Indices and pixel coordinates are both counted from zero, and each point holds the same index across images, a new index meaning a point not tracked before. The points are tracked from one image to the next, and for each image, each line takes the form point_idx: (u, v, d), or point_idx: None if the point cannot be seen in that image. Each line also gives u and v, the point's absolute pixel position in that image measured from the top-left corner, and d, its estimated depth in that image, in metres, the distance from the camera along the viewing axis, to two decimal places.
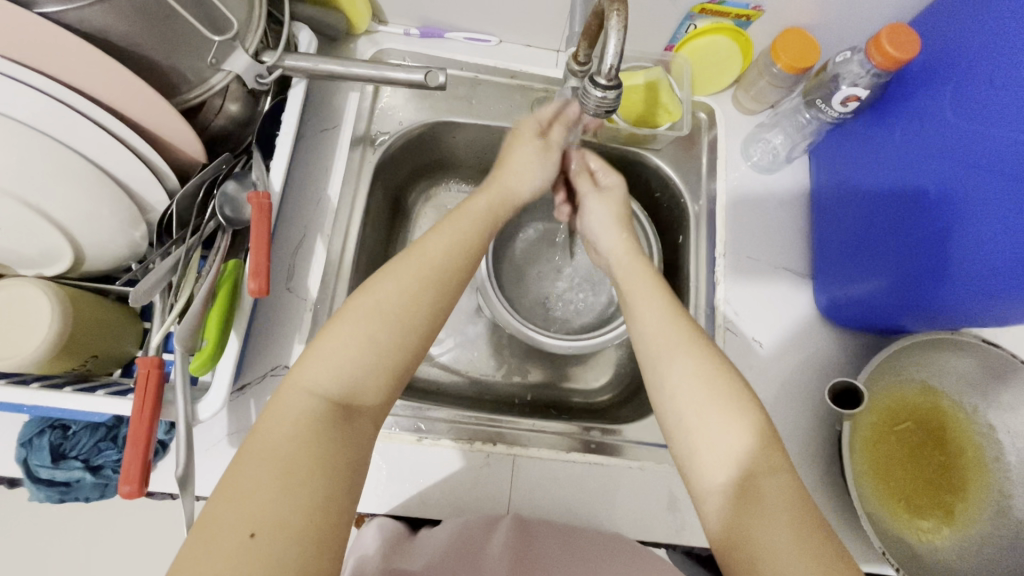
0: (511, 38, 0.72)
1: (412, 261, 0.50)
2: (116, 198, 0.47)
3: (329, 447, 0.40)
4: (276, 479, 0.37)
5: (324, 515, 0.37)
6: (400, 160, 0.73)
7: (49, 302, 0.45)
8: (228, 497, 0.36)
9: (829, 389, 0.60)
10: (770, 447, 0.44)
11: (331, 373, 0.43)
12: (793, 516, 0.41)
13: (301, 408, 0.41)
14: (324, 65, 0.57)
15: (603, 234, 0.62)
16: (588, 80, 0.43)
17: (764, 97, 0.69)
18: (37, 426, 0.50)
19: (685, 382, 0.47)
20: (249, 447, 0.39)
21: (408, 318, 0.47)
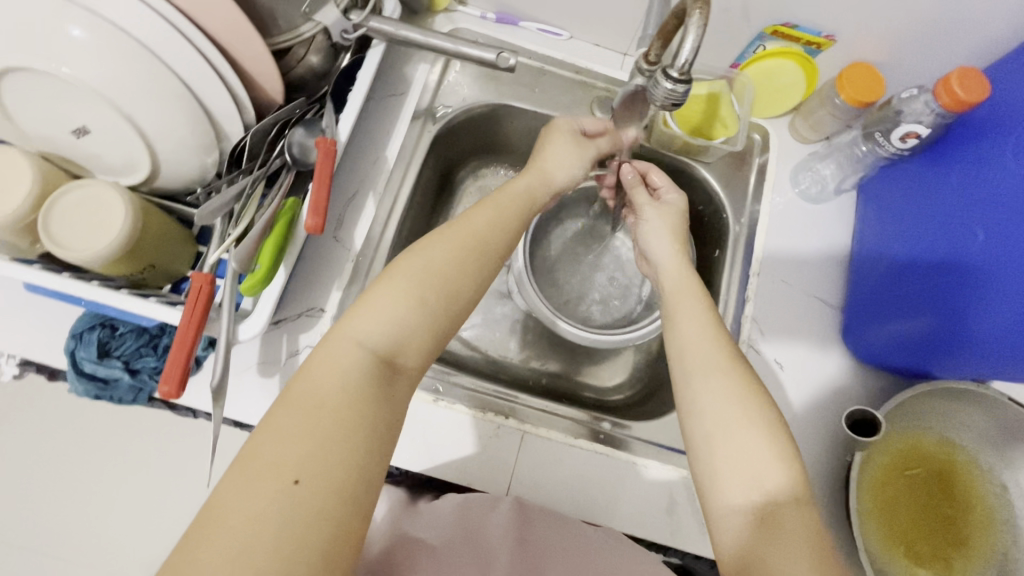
0: (582, 35, 0.74)
1: (457, 226, 0.52)
2: (197, 120, 0.50)
3: (369, 401, 0.41)
4: (320, 429, 0.38)
5: (363, 469, 0.38)
6: (458, 136, 0.75)
7: (122, 208, 0.48)
8: (269, 443, 0.37)
9: (846, 416, 0.60)
10: (795, 474, 0.44)
11: (378, 328, 0.45)
12: (812, 542, 0.41)
13: (346, 360, 0.42)
14: (405, 31, 0.60)
15: (658, 247, 0.61)
16: (659, 72, 0.44)
17: (822, 127, 0.70)
18: (90, 322, 0.53)
19: (718, 399, 0.47)
20: (293, 393, 0.40)
21: (448, 284, 0.48)
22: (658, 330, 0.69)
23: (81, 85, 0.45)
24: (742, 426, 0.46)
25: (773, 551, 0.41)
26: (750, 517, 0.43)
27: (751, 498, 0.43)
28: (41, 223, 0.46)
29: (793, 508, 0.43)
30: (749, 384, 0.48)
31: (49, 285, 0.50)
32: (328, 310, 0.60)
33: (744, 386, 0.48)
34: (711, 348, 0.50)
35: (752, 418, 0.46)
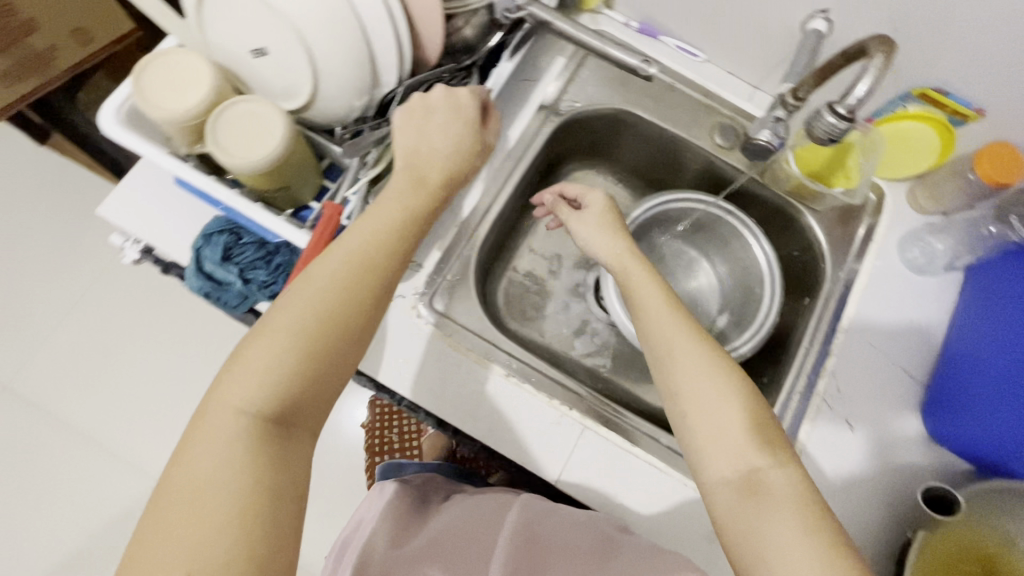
0: (717, 61, 0.74)
1: (327, 254, 0.50)
2: (362, 64, 0.53)
3: (257, 468, 0.42)
4: (204, 516, 0.39)
5: (261, 539, 0.40)
6: (576, 133, 0.77)
7: (281, 129, 0.51)
8: (156, 544, 0.38)
9: (924, 491, 0.60)
10: (772, 435, 0.48)
11: (256, 391, 0.44)
12: (798, 503, 0.44)
13: (226, 432, 0.43)
14: (560, 22, 0.62)
15: (595, 241, 0.64)
16: (823, 107, 0.45)
17: (944, 199, 0.68)
18: (220, 226, 0.57)
19: (691, 378, 0.50)
20: (170, 485, 0.41)
21: (326, 321, 0.47)
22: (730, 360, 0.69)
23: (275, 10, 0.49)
24: (718, 398, 0.49)
25: (766, 517, 0.44)
26: (737, 487, 0.46)
27: (738, 469, 0.47)
28: (209, 124, 0.50)
29: (774, 473, 0.46)
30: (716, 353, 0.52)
31: (197, 184, 0.55)
32: (425, 267, 0.64)
33: (709, 359, 0.51)
34: (675, 324, 0.54)
35: (721, 389, 0.49)
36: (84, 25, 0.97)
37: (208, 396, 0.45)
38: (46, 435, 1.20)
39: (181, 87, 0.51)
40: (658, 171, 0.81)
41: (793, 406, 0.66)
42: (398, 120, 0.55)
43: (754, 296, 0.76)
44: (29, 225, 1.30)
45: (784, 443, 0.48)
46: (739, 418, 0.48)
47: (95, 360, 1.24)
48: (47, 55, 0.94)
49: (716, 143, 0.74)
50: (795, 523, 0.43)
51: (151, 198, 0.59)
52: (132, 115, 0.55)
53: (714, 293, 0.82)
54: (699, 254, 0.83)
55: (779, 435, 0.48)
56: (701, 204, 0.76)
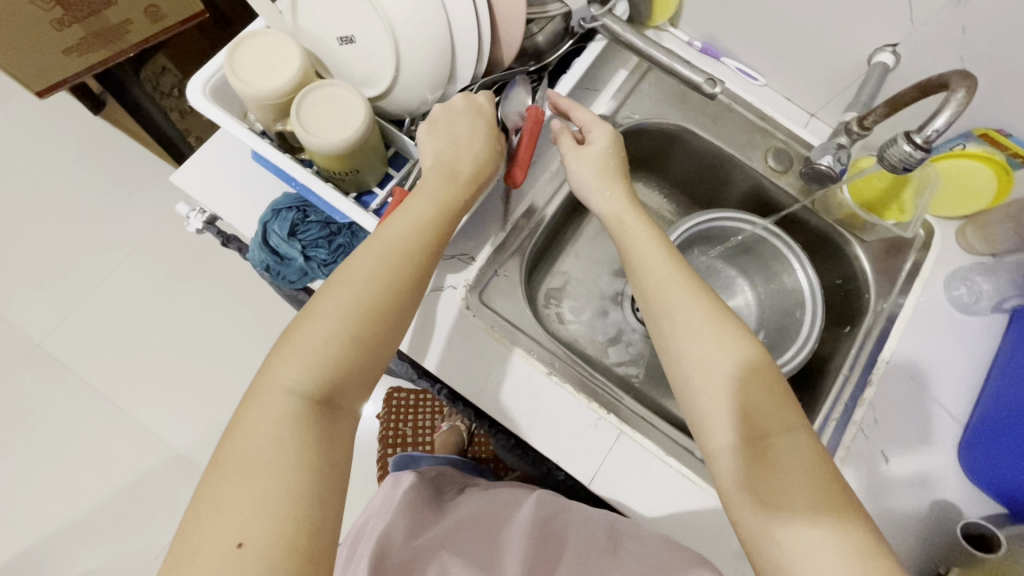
0: (776, 85, 0.75)
1: (372, 241, 0.51)
2: (444, 59, 0.55)
3: (305, 447, 0.42)
4: (256, 492, 0.39)
5: (309, 515, 0.40)
6: (630, 144, 0.78)
7: (361, 115, 0.53)
8: (206, 517, 0.39)
9: (963, 528, 0.59)
10: (780, 400, 0.48)
11: (304, 371, 0.45)
12: (809, 467, 0.44)
13: (276, 410, 0.43)
14: (630, 35, 0.63)
15: (594, 189, 0.61)
16: (899, 135, 0.48)
17: (996, 241, 0.67)
18: (289, 202, 0.59)
19: (696, 351, 0.50)
20: (223, 459, 0.42)
21: (374, 309, 0.48)
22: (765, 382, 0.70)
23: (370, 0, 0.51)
24: (721, 367, 0.49)
25: (774, 486, 0.44)
26: (743, 451, 0.46)
27: (741, 433, 0.47)
28: (295, 104, 0.53)
29: (778, 438, 0.46)
30: (720, 321, 0.51)
31: (273, 160, 0.57)
32: (477, 260, 0.66)
33: (714, 330, 0.51)
34: (681, 293, 0.53)
35: (726, 351, 0.49)
36: (159, 4, 0.98)
37: (258, 375, 0.46)
38: (72, 397, 1.23)
39: (271, 66, 0.53)
40: (705, 189, 0.82)
41: (829, 434, 0.66)
42: (424, 133, 0.56)
43: (794, 319, 0.76)
44: (75, 190, 1.34)
45: (791, 404, 0.48)
46: (744, 389, 0.48)
47: (126, 327, 1.27)
48: (120, 28, 0.98)
49: (769, 165, 0.75)
50: (805, 490, 0.43)
51: (224, 170, 0.61)
52: (218, 89, 0.58)
53: (750, 315, 0.83)
54: (739, 275, 0.84)
55: (790, 403, 0.48)
56: (750, 224, 0.77)
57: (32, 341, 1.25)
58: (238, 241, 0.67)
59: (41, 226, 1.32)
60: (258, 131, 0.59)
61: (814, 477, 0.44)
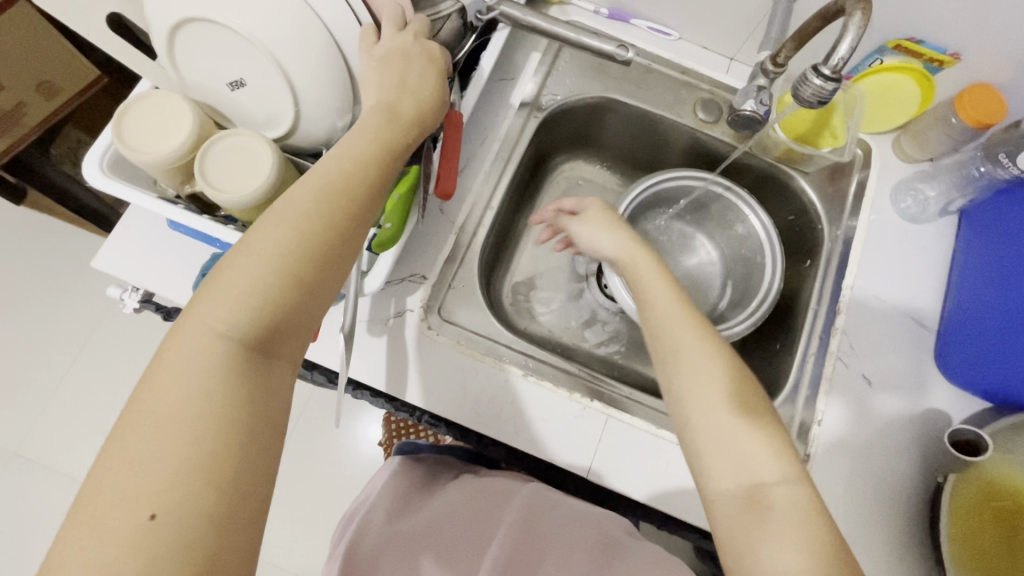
0: (691, 36, 0.75)
1: (307, 177, 0.45)
2: (342, 83, 0.53)
3: (234, 403, 0.39)
4: (175, 451, 0.36)
5: (234, 479, 0.37)
6: (559, 125, 0.77)
7: (269, 159, 0.51)
8: (116, 474, 0.35)
9: (951, 434, 0.60)
10: (781, 448, 0.45)
11: (237, 314, 0.41)
12: (807, 524, 0.41)
13: (206, 356, 0.39)
14: (531, 18, 0.62)
15: (599, 242, 0.64)
16: (808, 69, 0.47)
17: (930, 146, 0.69)
18: (219, 263, 0.56)
19: (698, 390, 0.48)
20: (138, 407, 0.37)
21: (314, 248, 0.43)
22: (740, 333, 0.70)
23: (249, 39, 0.49)
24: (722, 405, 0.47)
25: (759, 535, 0.41)
26: (739, 501, 0.43)
27: (740, 483, 0.44)
28: (197, 161, 0.50)
29: (781, 489, 0.43)
30: (727, 359, 0.50)
31: (192, 224, 0.54)
32: (429, 278, 0.64)
33: (723, 372, 0.49)
34: (687, 332, 0.51)
35: (732, 399, 0.47)
36: (52, 79, 0.93)
37: (183, 314, 0.41)
38: (57, 498, 1.18)
39: (164, 127, 0.50)
40: (645, 153, 0.81)
41: (810, 370, 0.66)
42: (372, 66, 0.50)
43: (756, 263, 0.76)
44: (14, 286, 1.28)
45: (797, 461, 0.45)
46: (751, 433, 0.45)
47: (98, 414, 1.22)
48: (14, 113, 0.93)
49: (699, 117, 0.74)
50: (798, 548, 0.40)
51: (145, 243, 0.59)
52: (116, 161, 0.55)
53: (715, 268, 0.83)
54: (694, 231, 0.84)
55: (795, 455, 0.45)
56: (701, 179, 0.76)
57: None
58: (180, 312, 0.64)
59: None
60: (170, 196, 0.56)
61: (812, 535, 0.40)
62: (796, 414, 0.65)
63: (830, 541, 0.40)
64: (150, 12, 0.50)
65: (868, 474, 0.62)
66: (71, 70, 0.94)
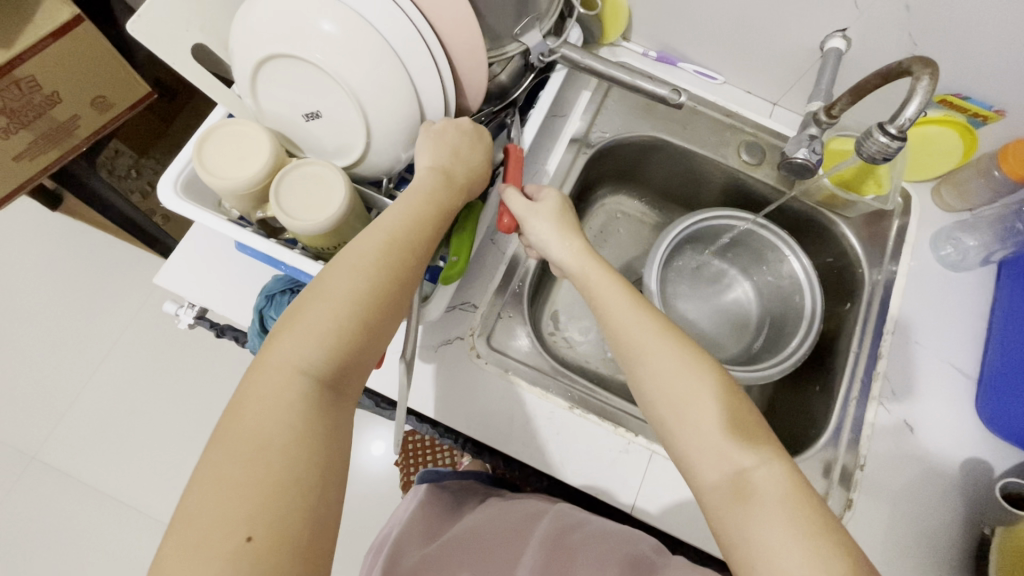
0: (735, 81, 0.77)
1: (375, 227, 0.50)
2: (412, 118, 0.55)
3: (314, 432, 0.42)
4: (264, 476, 0.39)
5: (313, 506, 0.39)
6: (604, 161, 0.79)
7: (342, 189, 0.53)
8: (210, 497, 0.37)
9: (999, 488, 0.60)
10: (755, 429, 0.47)
11: (315, 351, 0.44)
12: (790, 502, 0.43)
13: (286, 387, 0.43)
14: (589, 60, 0.64)
15: (553, 246, 0.59)
16: (875, 126, 0.50)
17: (969, 197, 0.71)
18: (280, 286, 0.58)
19: (672, 378, 0.49)
20: (228, 439, 0.40)
21: (381, 289, 0.47)
22: (780, 372, 0.70)
23: (331, 74, 0.51)
24: (700, 396, 0.48)
25: (756, 520, 0.42)
26: (724, 489, 0.45)
27: (723, 474, 0.45)
28: (273, 188, 0.52)
29: (762, 472, 0.44)
30: (686, 343, 0.51)
31: (258, 246, 0.56)
32: (480, 307, 0.66)
33: (687, 358, 0.50)
34: (647, 322, 0.53)
35: (707, 388, 0.48)
36: (105, 93, 0.95)
37: (263, 350, 0.45)
38: (75, 504, 1.18)
39: (242, 154, 0.52)
40: (686, 190, 0.83)
41: (851, 413, 0.66)
42: (428, 140, 0.55)
43: (793, 303, 0.77)
44: (49, 290, 1.30)
45: (766, 440, 0.47)
46: (726, 424, 0.47)
47: (122, 420, 1.23)
48: (68, 125, 0.95)
49: (742, 159, 0.76)
50: (790, 533, 0.41)
51: (208, 262, 0.60)
52: (188, 183, 0.57)
53: (749, 307, 0.84)
54: (729, 267, 0.85)
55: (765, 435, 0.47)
56: (734, 218, 0.77)
57: (26, 455, 1.20)
58: (233, 329, 0.65)
59: (17, 334, 1.27)
60: (236, 218, 0.58)
61: (796, 513, 0.42)
62: (838, 456, 0.65)
63: (814, 515, 0.42)
64: (238, 45, 0.52)
65: (911, 521, 0.62)
66: (124, 85, 0.97)
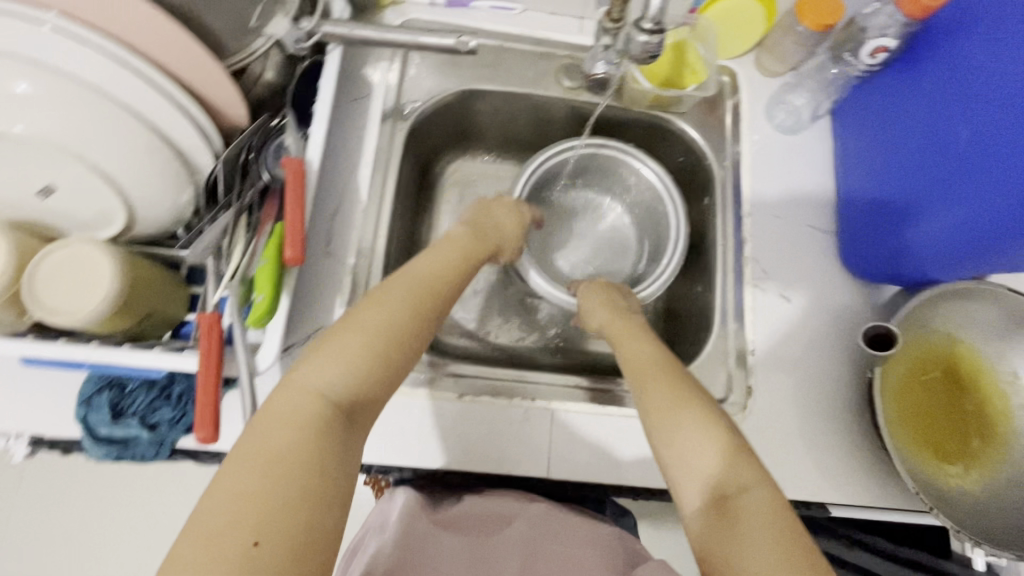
0: (535, 5, 0.72)
1: (402, 274, 0.53)
2: (168, 161, 0.49)
3: (327, 449, 0.40)
4: (275, 484, 0.37)
5: (318, 523, 0.37)
6: (430, 130, 0.74)
7: (109, 263, 0.46)
8: (220, 501, 0.35)
9: (862, 335, 0.62)
10: (742, 453, 0.46)
11: (339, 375, 0.44)
12: (776, 526, 0.41)
13: (304, 406, 0.42)
14: (358, 30, 0.59)
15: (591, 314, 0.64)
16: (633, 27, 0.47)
17: (787, 58, 0.70)
18: (96, 386, 0.52)
19: (667, 409, 0.50)
20: (247, 446, 0.39)
21: (404, 328, 0.49)
22: (660, 288, 0.69)
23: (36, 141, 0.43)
24: (690, 422, 0.48)
25: (739, 547, 0.41)
26: (708, 507, 0.45)
27: (706, 497, 0.45)
28: (26, 287, 0.45)
29: (748, 498, 0.43)
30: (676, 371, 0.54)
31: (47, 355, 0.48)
32: None
33: (679, 386, 0.52)
34: (648, 359, 0.55)
35: (694, 418, 0.49)
36: None
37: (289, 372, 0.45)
38: None
39: None
40: (527, 134, 0.79)
41: (732, 304, 0.67)
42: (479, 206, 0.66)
43: (659, 214, 0.76)
44: None
45: (752, 461, 0.46)
46: (715, 448, 0.47)
47: None
48: None
49: (566, 86, 0.72)
50: (773, 553, 0.39)
51: (8, 384, 0.53)
52: None
53: (625, 228, 0.83)
54: (594, 196, 0.83)
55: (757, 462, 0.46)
56: (572, 149, 0.74)
57: None
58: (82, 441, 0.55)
59: None
60: None
61: (781, 534, 0.41)
62: (729, 349, 0.66)
63: (793, 535, 0.41)
64: None
65: (807, 386, 0.64)
66: None
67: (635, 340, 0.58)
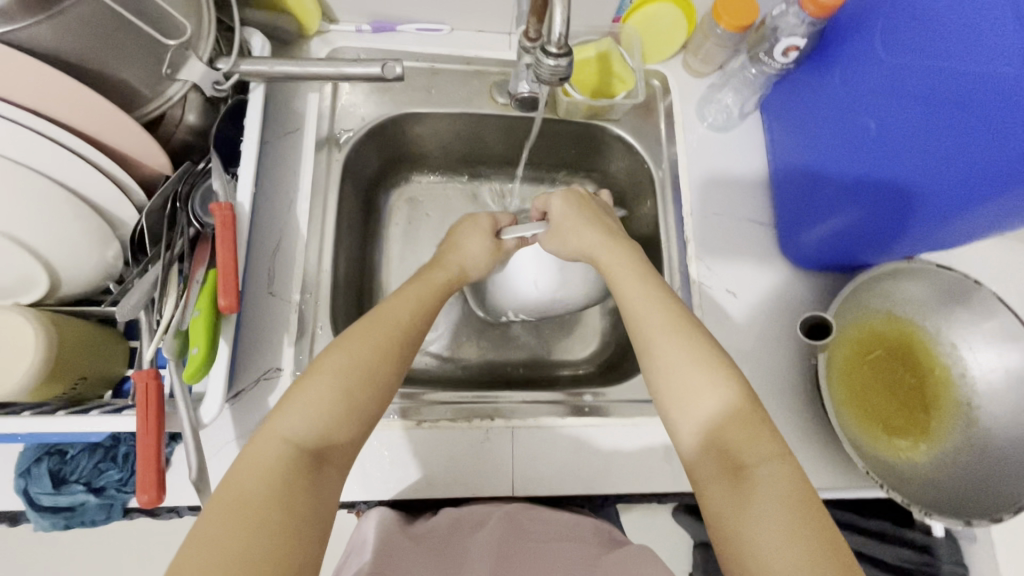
0: (462, 25, 0.72)
1: (372, 317, 0.51)
2: (86, 217, 0.49)
3: (295, 497, 0.40)
4: (243, 536, 0.37)
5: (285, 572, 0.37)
6: (368, 157, 0.73)
7: (31, 331, 0.45)
8: (194, 550, 0.36)
9: (800, 325, 0.64)
10: (750, 413, 0.47)
11: (308, 423, 0.43)
12: (793, 497, 0.42)
13: (273, 456, 0.41)
14: (279, 66, 0.58)
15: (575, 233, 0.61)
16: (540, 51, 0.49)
17: (712, 59, 0.72)
18: (34, 455, 0.50)
19: (680, 361, 0.49)
20: (221, 498, 0.39)
21: (373, 370, 0.47)
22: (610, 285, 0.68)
23: None
24: (705, 375, 0.48)
25: (747, 504, 0.43)
26: (721, 475, 0.45)
27: (712, 453, 0.46)
28: None
29: (764, 464, 0.44)
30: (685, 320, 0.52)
31: None
32: (285, 367, 0.58)
33: (694, 340, 0.50)
34: (652, 303, 0.53)
35: (710, 375, 0.48)
36: None
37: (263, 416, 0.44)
38: None
39: None
40: (468, 151, 0.79)
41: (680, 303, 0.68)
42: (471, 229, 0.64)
43: None
44: None
45: (770, 433, 0.46)
46: (726, 397, 0.47)
47: None
48: None
49: (500, 102, 0.72)
50: (780, 524, 0.41)
51: None
52: None
53: None
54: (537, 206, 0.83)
55: (768, 429, 0.46)
56: None
57: None
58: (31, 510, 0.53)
59: None
60: None
61: (792, 508, 0.42)
62: None
63: (806, 500, 0.42)
64: None
65: (759, 376, 0.66)
66: None
67: (641, 283, 0.55)
